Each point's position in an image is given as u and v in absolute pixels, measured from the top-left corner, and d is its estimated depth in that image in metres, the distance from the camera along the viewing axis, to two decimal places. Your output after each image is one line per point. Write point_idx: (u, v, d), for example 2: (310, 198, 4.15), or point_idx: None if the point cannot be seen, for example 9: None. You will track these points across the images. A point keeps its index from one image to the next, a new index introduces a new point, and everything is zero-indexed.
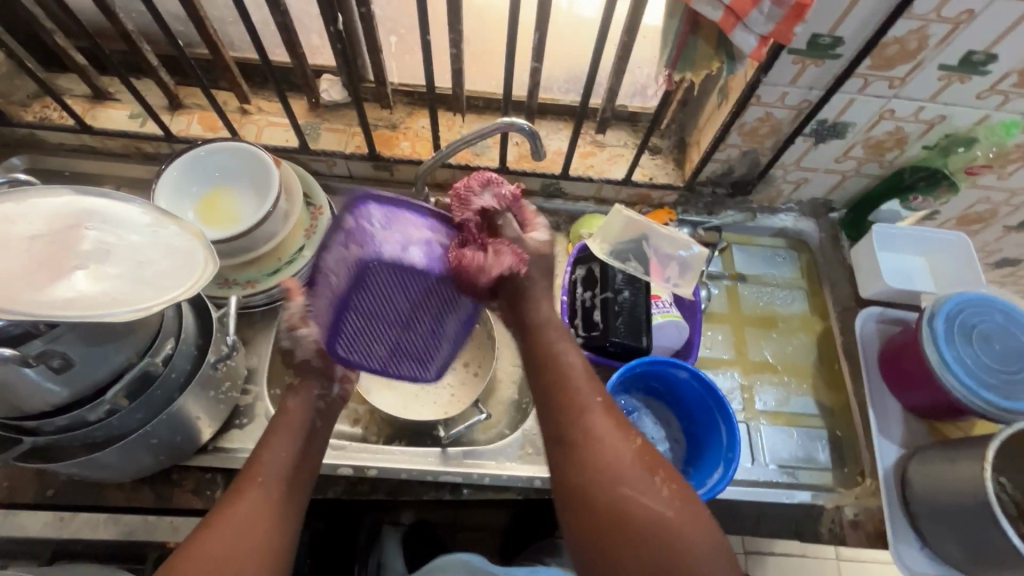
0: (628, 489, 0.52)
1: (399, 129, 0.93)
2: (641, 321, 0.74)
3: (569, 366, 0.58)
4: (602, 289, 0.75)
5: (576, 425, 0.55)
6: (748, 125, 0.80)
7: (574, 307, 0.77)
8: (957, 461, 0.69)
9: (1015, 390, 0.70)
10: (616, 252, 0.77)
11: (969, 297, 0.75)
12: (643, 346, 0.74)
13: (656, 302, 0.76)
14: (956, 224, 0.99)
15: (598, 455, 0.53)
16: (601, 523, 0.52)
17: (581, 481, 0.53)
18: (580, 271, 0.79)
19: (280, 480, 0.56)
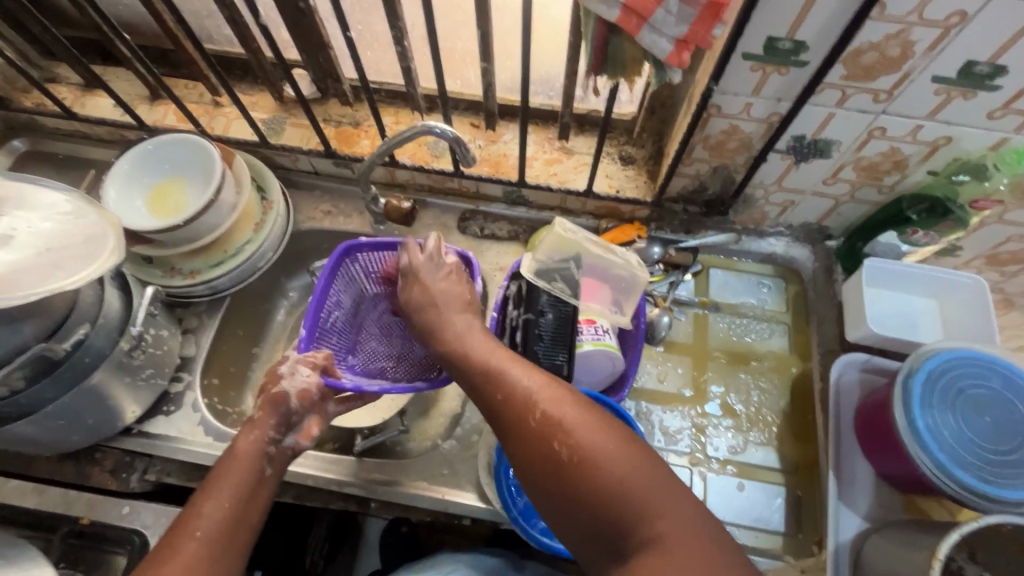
0: (559, 449, 0.49)
1: (362, 126, 0.92)
2: (563, 350, 0.67)
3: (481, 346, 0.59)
4: (526, 309, 0.69)
5: (500, 402, 0.54)
6: (713, 138, 0.71)
7: (501, 324, 0.71)
8: (915, 547, 0.58)
9: (996, 472, 0.59)
10: (548, 270, 0.71)
11: (959, 354, 0.63)
12: (564, 375, 0.67)
13: (590, 327, 0.70)
14: (986, 263, 0.84)
15: (522, 428, 0.51)
16: (554, 495, 0.49)
17: (515, 442, 0.51)
18: (514, 288, 0.73)
19: (219, 524, 0.57)
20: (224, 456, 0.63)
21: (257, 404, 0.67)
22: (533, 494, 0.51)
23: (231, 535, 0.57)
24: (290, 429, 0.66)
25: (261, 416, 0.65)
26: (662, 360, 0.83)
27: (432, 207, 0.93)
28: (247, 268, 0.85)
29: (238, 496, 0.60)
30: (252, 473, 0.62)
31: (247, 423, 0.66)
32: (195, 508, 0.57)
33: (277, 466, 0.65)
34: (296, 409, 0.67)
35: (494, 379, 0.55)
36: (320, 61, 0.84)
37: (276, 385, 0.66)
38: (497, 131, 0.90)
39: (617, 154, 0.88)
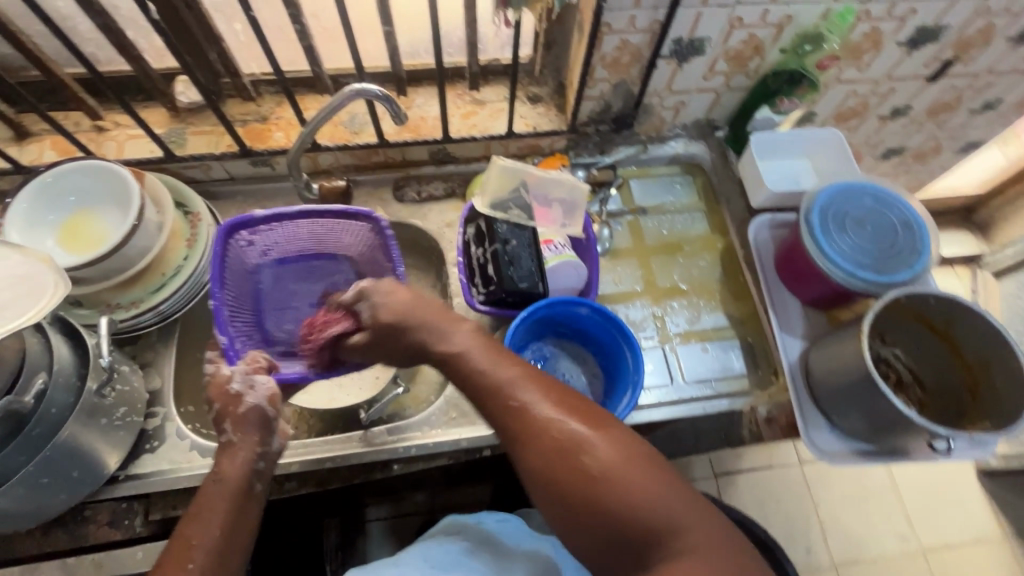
0: (584, 466, 0.49)
1: (270, 120, 0.90)
2: (534, 267, 0.75)
3: (485, 365, 0.58)
4: (490, 243, 0.75)
5: (518, 421, 0.53)
6: (609, 56, 0.80)
7: (470, 265, 0.76)
8: (844, 339, 0.73)
9: (889, 264, 0.74)
10: (501, 203, 0.81)
11: (839, 186, 0.78)
12: (539, 291, 0.76)
13: (549, 246, 0.78)
14: (836, 122, 1.04)
15: (546, 449, 0.51)
16: (575, 518, 0.49)
17: (535, 456, 0.51)
18: (472, 230, 0.79)
19: (208, 548, 0.57)
20: (207, 481, 0.62)
21: (228, 427, 0.66)
22: (546, 511, 0.52)
23: (227, 557, 0.58)
24: (272, 434, 0.67)
25: (241, 437, 0.65)
26: (613, 267, 0.92)
27: (364, 184, 0.95)
28: (194, 283, 0.81)
29: (226, 519, 0.60)
30: (241, 490, 0.62)
31: (224, 446, 0.65)
32: (185, 539, 0.57)
33: (264, 481, 0.65)
34: (273, 413, 0.68)
35: (513, 401, 0.54)
36: (212, 59, 0.82)
37: (240, 404, 0.66)
38: (409, 97, 0.92)
39: (525, 95, 0.95)
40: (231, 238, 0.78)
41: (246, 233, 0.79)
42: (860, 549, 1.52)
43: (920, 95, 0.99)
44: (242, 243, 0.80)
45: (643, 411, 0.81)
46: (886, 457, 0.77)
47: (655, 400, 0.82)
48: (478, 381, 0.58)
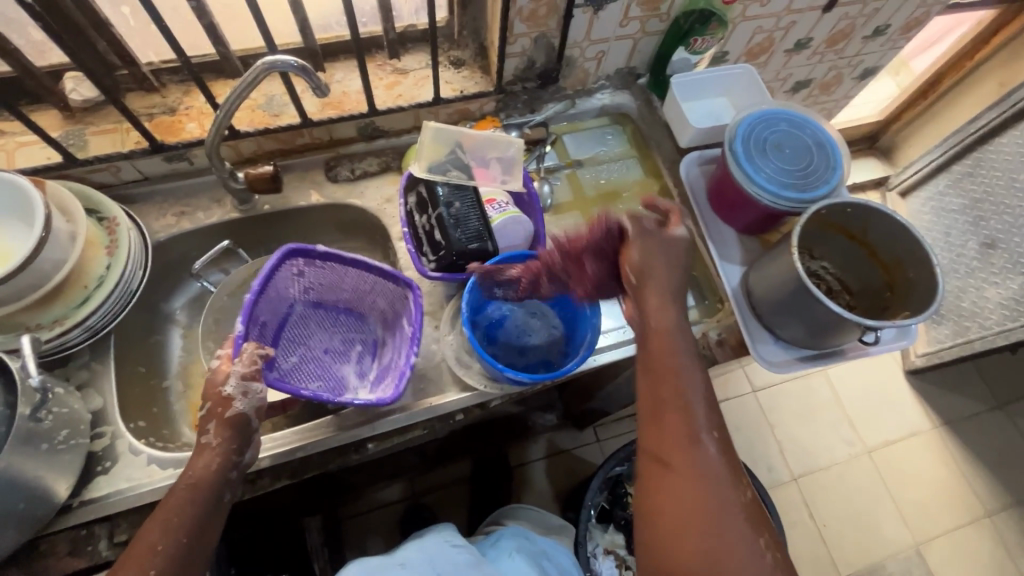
0: (720, 541, 0.53)
1: (180, 111, 0.84)
2: (480, 227, 0.77)
3: (688, 390, 0.60)
4: (433, 209, 0.78)
5: (682, 448, 0.57)
6: (526, 9, 0.80)
7: (415, 234, 0.79)
8: (778, 256, 0.78)
9: (809, 181, 0.80)
10: (439, 166, 0.81)
11: (756, 115, 0.82)
12: (489, 250, 0.78)
13: (493, 205, 0.79)
14: (747, 59, 1.09)
15: (694, 484, 0.55)
16: (678, 546, 0.53)
17: (684, 493, 0.55)
18: (414, 199, 0.82)
19: (167, 555, 0.56)
20: (181, 485, 0.61)
21: (210, 429, 0.63)
22: (646, 524, 0.56)
23: (186, 565, 0.58)
24: (247, 446, 0.66)
25: (220, 441, 0.63)
26: (558, 222, 0.94)
27: (294, 169, 0.91)
28: (122, 292, 0.76)
29: (189, 527, 0.59)
30: (208, 496, 0.61)
31: (200, 448, 0.63)
32: (148, 543, 0.56)
33: (232, 489, 0.64)
34: (254, 423, 0.67)
35: (681, 422, 0.58)
36: (101, 48, 0.75)
37: (229, 409, 0.64)
38: (328, 73, 0.89)
39: (447, 61, 0.93)
40: (285, 261, 0.74)
41: (299, 262, 0.75)
42: (814, 459, 1.66)
43: (819, 26, 1.05)
44: (292, 268, 0.76)
45: (603, 353, 0.83)
46: (825, 359, 0.82)
47: (612, 342, 0.85)
48: (662, 400, 0.60)
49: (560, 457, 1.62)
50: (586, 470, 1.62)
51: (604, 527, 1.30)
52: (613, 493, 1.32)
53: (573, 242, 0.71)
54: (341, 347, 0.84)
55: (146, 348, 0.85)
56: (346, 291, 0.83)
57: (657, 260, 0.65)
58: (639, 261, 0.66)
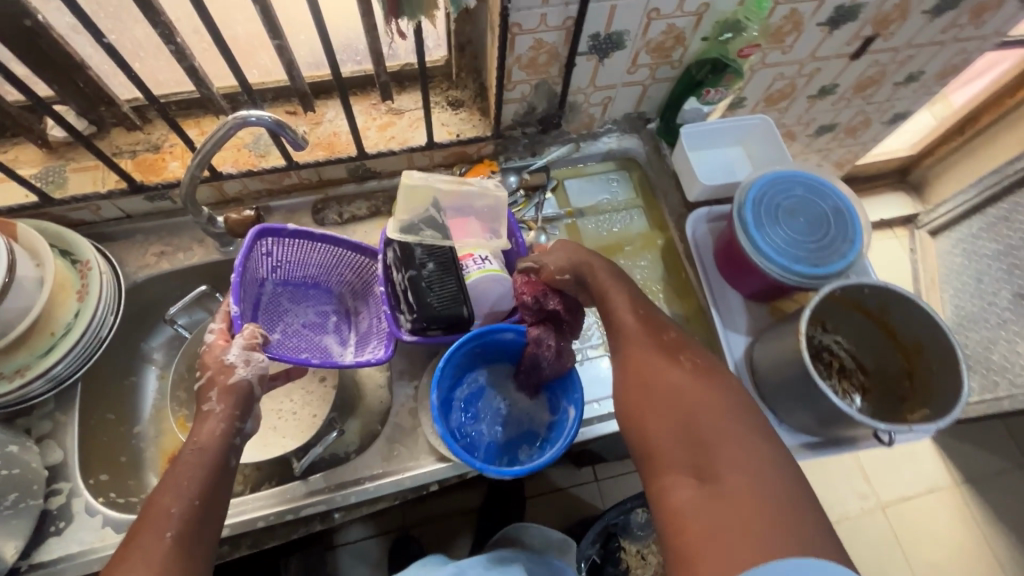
0: (679, 410, 0.54)
1: (163, 149, 0.81)
2: (455, 288, 0.73)
3: (619, 293, 0.66)
4: (407, 268, 0.74)
5: (622, 322, 0.64)
6: (525, 57, 0.75)
7: (390, 294, 0.74)
8: (784, 335, 0.72)
9: (823, 255, 0.73)
10: (411, 225, 0.74)
11: (768, 177, 0.76)
12: (465, 314, 0.73)
13: (472, 260, 0.75)
14: (766, 104, 1.03)
15: (640, 348, 0.61)
16: (648, 414, 0.56)
17: (634, 379, 0.59)
18: (390, 252, 0.75)
19: (184, 519, 0.53)
20: (186, 450, 0.58)
21: (211, 398, 0.62)
22: (625, 428, 0.59)
23: (204, 532, 0.54)
24: (249, 415, 0.64)
25: (222, 408, 0.62)
26: None
27: (280, 209, 0.88)
28: (90, 340, 0.73)
29: (207, 492, 0.56)
30: (224, 464, 0.59)
31: (203, 416, 0.61)
32: (164, 505, 0.52)
33: (236, 457, 0.61)
34: (256, 394, 0.65)
35: (617, 316, 0.65)
36: (80, 86, 0.72)
37: (229, 376, 0.63)
38: (318, 112, 0.85)
39: (444, 101, 0.89)
40: (257, 241, 0.73)
41: (269, 242, 0.75)
42: None
43: (846, 73, 0.98)
44: (261, 248, 0.74)
45: (593, 426, 0.78)
46: (832, 447, 0.75)
47: (605, 412, 0.79)
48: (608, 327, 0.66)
49: (556, 496, 1.57)
50: (582, 512, 1.56)
51: None
52: (606, 547, 1.25)
53: (524, 306, 0.74)
54: (319, 321, 0.82)
55: (118, 392, 0.82)
56: (315, 272, 0.83)
57: (573, 257, 0.70)
58: (563, 264, 0.71)
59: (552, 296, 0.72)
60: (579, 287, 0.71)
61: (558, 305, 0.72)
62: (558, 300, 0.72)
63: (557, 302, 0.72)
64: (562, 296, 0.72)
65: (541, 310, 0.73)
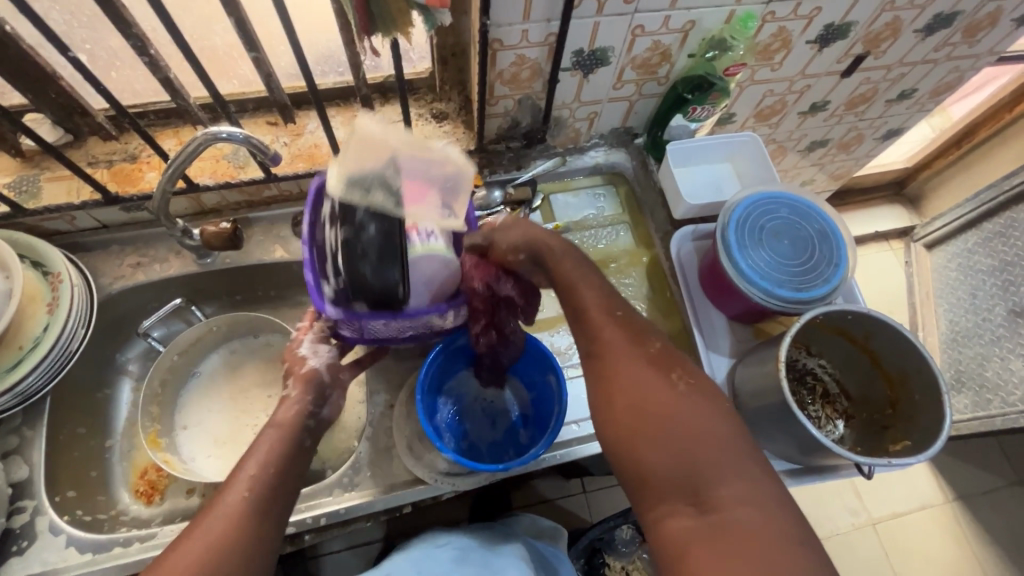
0: (673, 432, 0.51)
1: (141, 159, 0.80)
2: (394, 257, 0.55)
3: (592, 297, 0.62)
4: (342, 223, 0.55)
5: (605, 331, 0.59)
6: (507, 72, 0.74)
7: (315, 250, 0.59)
8: (766, 360, 0.70)
9: (807, 279, 0.72)
10: (359, 181, 0.53)
11: (753, 198, 0.75)
12: (399, 296, 0.58)
13: (415, 231, 0.61)
14: (756, 120, 1.01)
15: (624, 357, 0.57)
16: (640, 434, 0.52)
17: (620, 394, 0.55)
18: (325, 207, 0.59)
19: (260, 482, 0.55)
20: (265, 428, 0.60)
21: (289, 385, 0.65)
22: (613, 447, 0.55)
23: (277, 495, 0.56)
24: (325, 402, 0.65)
25: (298, 393, 0.63)
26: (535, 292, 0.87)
27: (259, 221, 0.86)
28: (60, 354, 0.72)
29: (285, 459, 0.58)
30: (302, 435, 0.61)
31: (280, 400, 0.63)
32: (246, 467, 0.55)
33: (313, 439, 0.63)
34: (329, 383, 0.66)
35: (597, 318, 0.61)
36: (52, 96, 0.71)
37: (305, 365, 0.66)
38: (299, 122, 0.84)
39: (428, 113, 0.88)
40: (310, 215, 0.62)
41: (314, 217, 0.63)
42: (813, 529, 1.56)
43: (837, 90, 0.97)
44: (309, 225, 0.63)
45: (571, 448, 0.76)
46: (812, 475, 0.74)
47: (585, 434, 0.78)
48: (584, 333, 0.61)
49: (543, 508, 1.55)
50: (569, 524, 1.54)
51: None
52: (590, 562, 1.24)
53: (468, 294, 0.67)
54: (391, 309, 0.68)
55: (91, 404, 0.81)
56: None
57: (529, 241, 0.67)
58: (515, 245, 0.68)
59: (501, 283, 0.68)
60: (531, 267, 0.69)
61: (508, 294, 0.69)
62: (503, 286, 0.69)
63: (507, 291, 0.69)
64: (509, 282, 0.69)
65: (493, 297, 0.68)
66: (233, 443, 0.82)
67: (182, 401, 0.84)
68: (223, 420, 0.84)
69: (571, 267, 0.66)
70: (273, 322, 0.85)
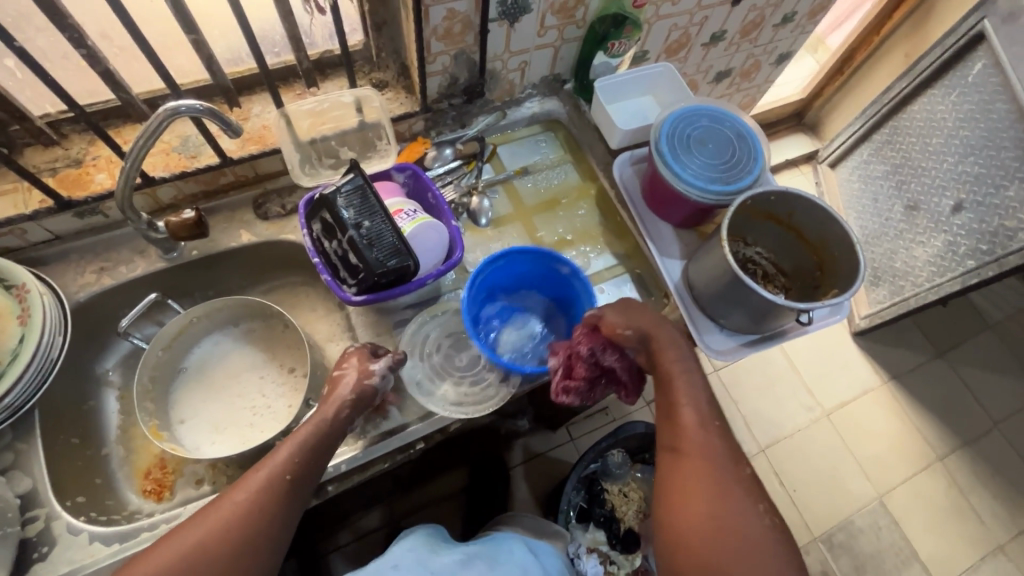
0: (726, 544, 0.59)
1: (86, 162, 0.79)
2: (395, 242, 0.72)
3: (688, 401, 0.68)
4: (343, 233, 0.72)
5: (692, 434, 0.66)
6: (440, 27, 0.80)
7: (330, 263, 0.74)
8: (711, 249, 0.80)
9: (733, 174, 0.82)
10: (344, 199, 0.73)
11: (677, 113, 0.85)
12: (412, 266, 0.73)
13: (402, 214, 0.77)
14: (666, 56, 1.12)
15: (704, 465, 0.64)
16: (694, 533, 0.60)
17: (688, 491, 0.62)
18: (317, 226, 0.75)
19: (274, 494, 0.60)
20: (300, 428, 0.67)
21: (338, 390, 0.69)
22: (666, 531, 0.63)
23: (287, 509, 0.61)
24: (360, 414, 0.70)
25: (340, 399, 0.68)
26: (500, 235, 0.93)
27: (220, 210, 0.88)
28: (42, 361, 0.71)
29: (299, 457, 0.63)
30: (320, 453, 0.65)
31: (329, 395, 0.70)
32: (263, 475, 0.60)
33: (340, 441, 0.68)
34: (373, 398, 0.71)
35: (690, 416, 0.67)
36: None
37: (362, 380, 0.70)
38: (244, 107, 0.86)
39: (369, 83, 0.92)
40: (308, 214, 0.77)
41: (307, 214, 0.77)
42: (778, 428, 1.72)
43: (730, 20, 1.09)
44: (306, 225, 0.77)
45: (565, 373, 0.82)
46: (767, 342, 0.85)
47: None
48: (667, 430, 0.68)
49: (538, 461, 1.62)
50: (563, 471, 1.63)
51: (585, 526, 1.31)
52: (590, 491, 1.34)
53: (581, 359, 0.73)
54: None
55: (79, 416, 0.80)
56: None
57: (644, 322, 0.72)
58: (630, 324, 0.71)
59: (605, 351, 0.73)
60: (636, 347, 0.72)
61: (607, 363, 0.74)
62: (605, 356, 0.73)
63: (610, 359, 0.74)
64: (615, 349, 0.73)
65: (596, 363, 0.74)
66: (235, 427, 0.83)
67: (175, 398, 0.84)
68: (221, 407, 0.85)
69: (676, 352, 0.71)
70: (253, 304, 0.87)
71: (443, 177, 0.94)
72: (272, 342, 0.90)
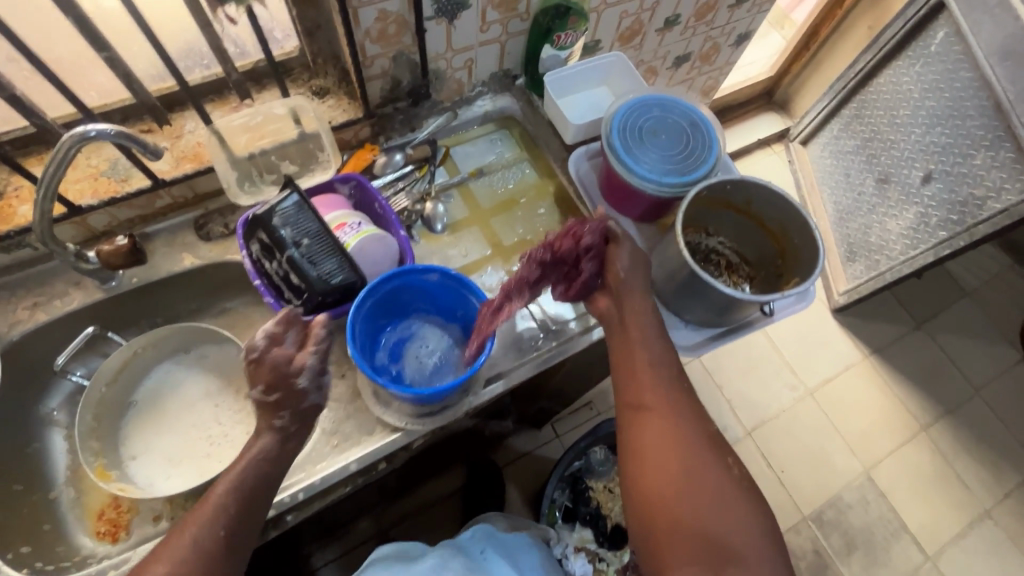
0: (694, 495, 0.60)
1: (8, 194, 0.75)
2: (337, 258, 0.69)
3: (647, 360, 0.68)
4: (281, 253, 0.69)
5: (655, 391, 0.66)
6: (373, 29, 0.76)
7: (272, 285, 0.71)
8: (669, 243, 0.78)
9: (688, 164, 0.80)
10: (281, 217, 0.70)
11: (628, 105, 0.82)
12: (358, 280, 0.70)
13: (346, 228, 0.74)
14: (621, 44, 1.09)
15: (669, 420, 0.64)
16: (665, 487, 0.61)
17: (656, 447, 0.63)
18: (255, 246, 0.72)
19: (207, 551, 0.56)
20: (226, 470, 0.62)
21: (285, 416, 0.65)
22: (637, 487, 0.63)
23: (228, 563, 0.57)
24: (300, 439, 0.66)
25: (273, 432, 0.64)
26: (457, 241, 0.90)
27: (160, 234, 0.84)
28: None
29: (233, 503, 0.59)
30: (251, 493, 0.61)
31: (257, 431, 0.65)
32: (189, 537, 0.56)
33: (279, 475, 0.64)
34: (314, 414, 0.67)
35: (650, 374, 0.67)
36: None
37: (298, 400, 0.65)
38: (176, 124, 0.82)
39: (308, 91, 0.88)
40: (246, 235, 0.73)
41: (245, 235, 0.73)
42: (762, 410, 1.72)
43: (683, 3, 1.06)
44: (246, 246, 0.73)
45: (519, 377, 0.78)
46: (734, 334, 0.83)
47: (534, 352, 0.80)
48: (629, 389, 0.68)
49: (524, 462, 1.61)
50: None
51: (571, 526, 1.28)
52: (575, 490, 1.33)
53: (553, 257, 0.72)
54: None
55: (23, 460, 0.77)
56: None
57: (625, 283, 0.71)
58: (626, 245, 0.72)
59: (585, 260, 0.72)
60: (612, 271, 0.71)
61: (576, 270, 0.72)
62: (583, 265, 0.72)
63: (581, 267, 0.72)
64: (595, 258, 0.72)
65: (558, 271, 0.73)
66: (190, 458, 0.80)
67: (124, 433, 0.81)
68: (174, 438, 0.82)
69: (641, 312, 0.71)
70: (201, 330, 0.83)
71: (395, 184, 0.90)
72: (225, 367, 0.86)
